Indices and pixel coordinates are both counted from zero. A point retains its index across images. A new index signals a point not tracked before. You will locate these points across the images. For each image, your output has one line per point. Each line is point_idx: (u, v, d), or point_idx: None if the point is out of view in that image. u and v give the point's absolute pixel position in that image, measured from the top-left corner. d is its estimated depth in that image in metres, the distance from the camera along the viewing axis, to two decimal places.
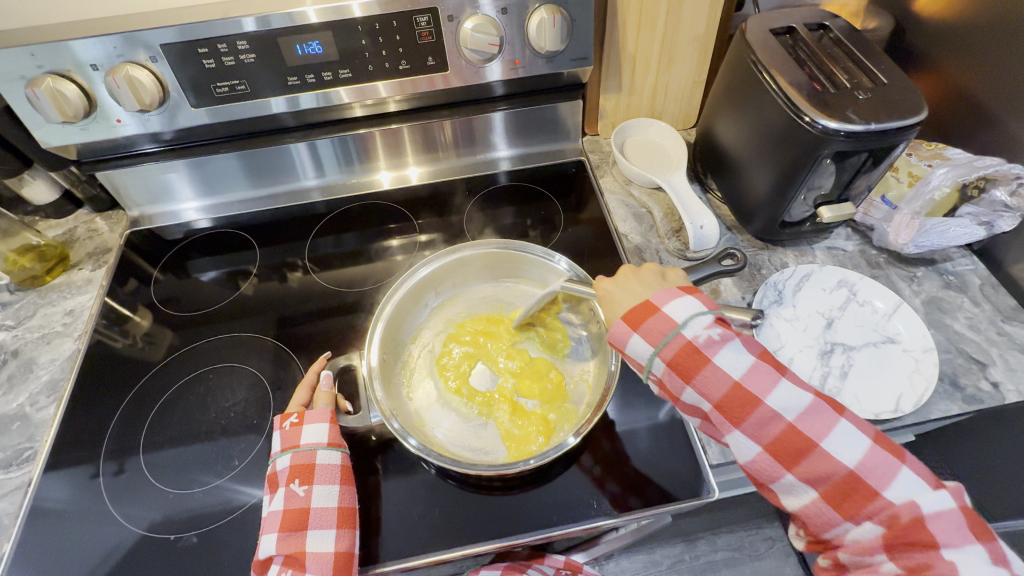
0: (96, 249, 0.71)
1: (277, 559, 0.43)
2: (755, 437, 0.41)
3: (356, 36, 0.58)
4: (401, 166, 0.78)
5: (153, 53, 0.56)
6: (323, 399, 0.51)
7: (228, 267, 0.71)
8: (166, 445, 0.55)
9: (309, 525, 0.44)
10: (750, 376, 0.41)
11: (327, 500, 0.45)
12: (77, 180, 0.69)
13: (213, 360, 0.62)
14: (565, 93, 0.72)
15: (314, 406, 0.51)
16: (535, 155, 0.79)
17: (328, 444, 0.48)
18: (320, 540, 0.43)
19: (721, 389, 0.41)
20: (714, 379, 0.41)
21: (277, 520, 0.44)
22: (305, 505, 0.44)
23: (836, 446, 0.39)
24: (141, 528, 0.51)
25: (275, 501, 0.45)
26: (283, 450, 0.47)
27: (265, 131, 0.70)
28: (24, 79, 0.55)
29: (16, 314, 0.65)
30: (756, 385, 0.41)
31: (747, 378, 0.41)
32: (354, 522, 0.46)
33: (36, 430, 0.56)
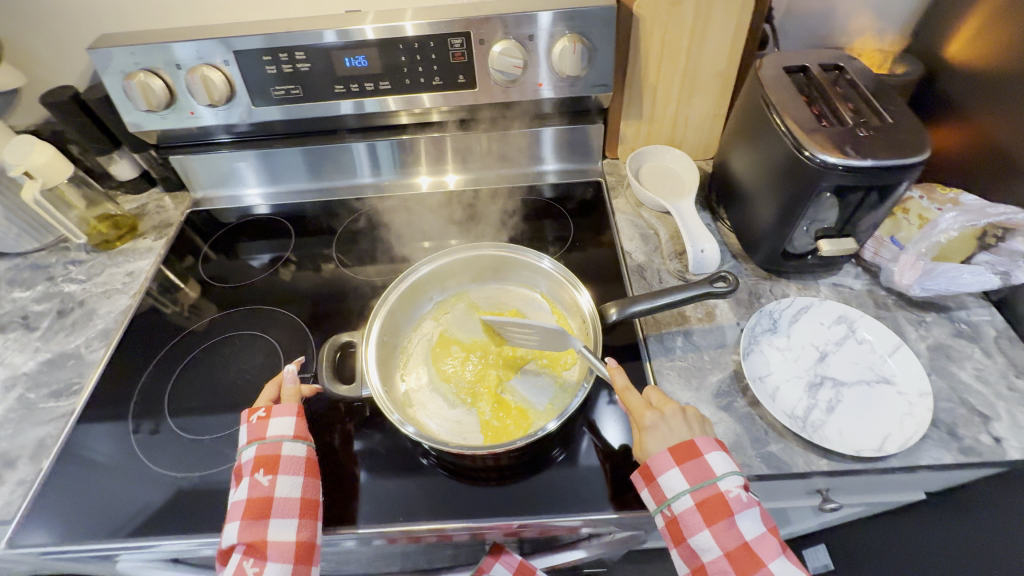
0: (160, 223, 0.81)
1: (239, 547, 0.45)
2: None
3: (397, 53, 0.65)
4: (440, 173, 0.84)
5: (227, 58, 0.65)
6: (289, 396, 0.54)
7: (273, 251, 0.79)
8: (190, 396, 0.62)
9: (272, 516, 0.46)
10: (757, 540, 0.42)
11: (291, 489, 0.48)
12: (154, 163, 0.80)
13: (243, 331, 0.69)
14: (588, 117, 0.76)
15: (280, 402, 0.54)
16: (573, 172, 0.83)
17: (294, 437, 0.51)
18: (282, 528, 0.46)
19: (737, 547, 0.41)
20: (722, 533, 0.42)
21: (241, 509, 0.46)
22: (270, 496, 0.47)
23: None
24: (154, 466, 0.57)
25: (241, 491, 0.47)
26: (250, 442, 0.50)
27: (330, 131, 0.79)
28: (122, 73, 0.66)
29: (87, 270, 0.75)
30: (761, 549, 0.41)
31: (757, 543, 0.41)
32: (316, 513, 0.49)
33: (85, 369, 0.65)
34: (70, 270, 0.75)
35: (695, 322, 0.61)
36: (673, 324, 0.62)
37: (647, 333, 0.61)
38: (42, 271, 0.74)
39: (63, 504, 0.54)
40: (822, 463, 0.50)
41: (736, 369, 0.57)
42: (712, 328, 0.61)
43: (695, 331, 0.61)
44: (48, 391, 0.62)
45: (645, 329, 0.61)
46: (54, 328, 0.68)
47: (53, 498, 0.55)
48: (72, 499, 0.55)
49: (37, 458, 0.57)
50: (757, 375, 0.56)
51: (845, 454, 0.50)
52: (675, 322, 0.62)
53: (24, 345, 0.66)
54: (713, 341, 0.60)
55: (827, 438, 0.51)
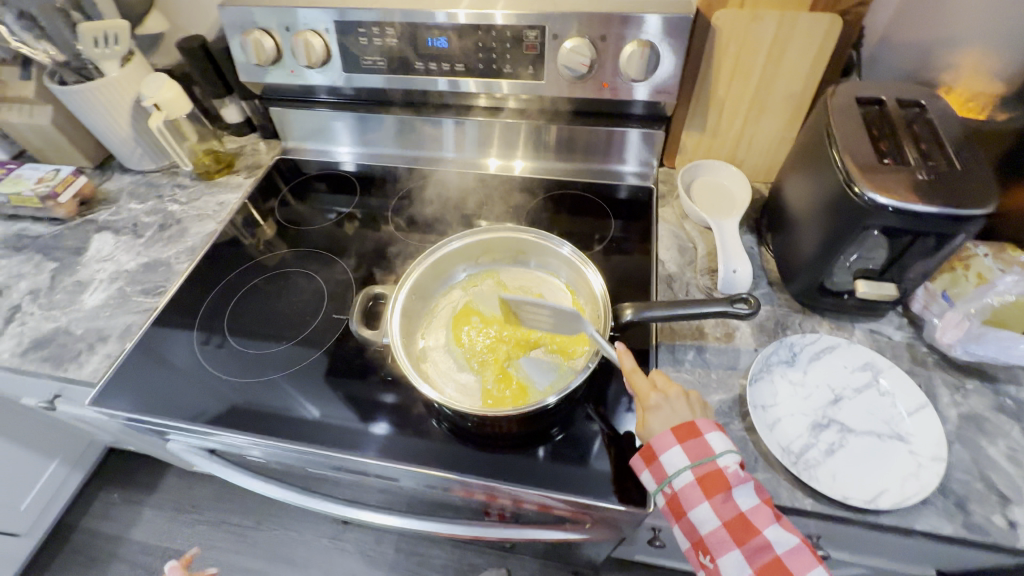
0: (252, 164, 0.92)
1: None
2: None
3: (476, 39, 0.70)
4: (508, 157, 0.88)
5: (328, 27, 0.73)
6: None
7: (344, 208, 0.87)
8: (247, 316, 0.71)
9: None
10: (753, 511, 0.43)
11: None
12: (257, 112, 0.91)
13: (301, 271, 0.77)
14: (651, 122, 0.77)
15: None
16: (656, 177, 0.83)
17: None
18: None
19: (735, 518, 0.43)
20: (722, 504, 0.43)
21: None
22: None
23: None
24: (214, 370, 0.66)
25: None
26: None
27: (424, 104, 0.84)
28: (241, 29, 0.75)
29: (188, 194, 0.86)
30: (756, 519, 0.43)
31: (752, 512, 0.43)
32: None
33: (171, 276, 0.75)
34: (176, 192, 0.87)
35: (712, 339, 0.61)
36: (688, 337, 0.62)
37: (660, 340, 0.62)
38: (154, 189, 0.87)
39: (130, 380, 0.65)
40: (806, 502, 0.49)
41: (740, 393, 0.57)
42: (728, 348, 0.60)
43: (709, 348, 0.61)
44: (142, 289, 0.73)
45: (659, 336, 0.62)
46: (155, 238, 0.80)
47: (121, 373, 0.65)
48: (137, 378, 0.65)
49: (122, 339, 0.68)
50: (760, 403, 0.55)
51: (832, 498, 0.48)
52: (691, 335, 0.62)
53: (130, 248, 0.78)
54: (725, 361, 0.59)
55: (817, 478, 0.50)
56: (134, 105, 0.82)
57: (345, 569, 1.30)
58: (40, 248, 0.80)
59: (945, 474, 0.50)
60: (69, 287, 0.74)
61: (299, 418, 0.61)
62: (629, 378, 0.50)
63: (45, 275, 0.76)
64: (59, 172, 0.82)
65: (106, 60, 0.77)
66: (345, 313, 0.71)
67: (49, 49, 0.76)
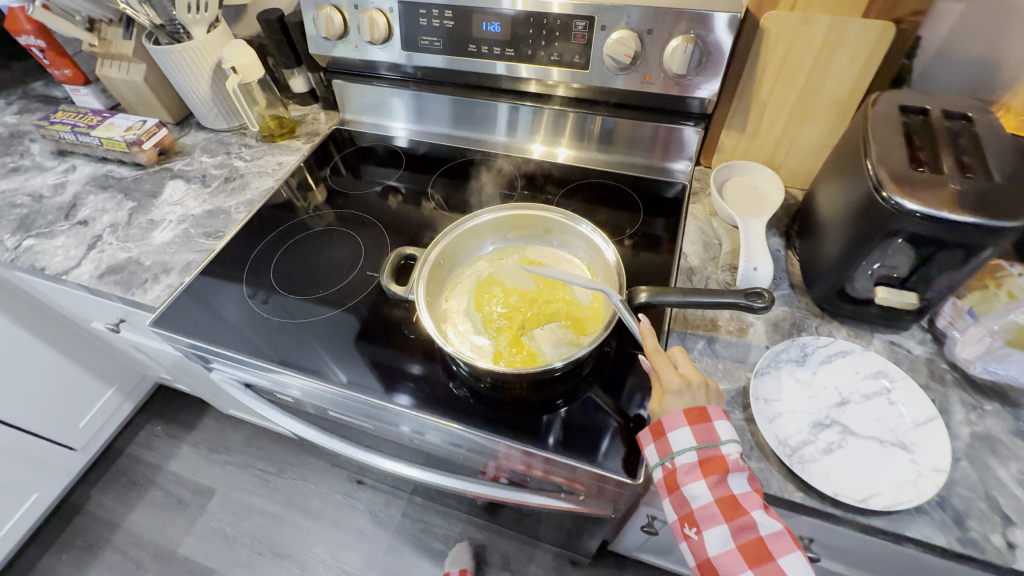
0: (311, 131, 0.99)
1: None
2: (747, 556, 0.43)
3: (527, 26, 0.73)
4: (554, 145, 0.91)
5: (392, 7, 0.78)
6: None
7: (391, 182, 0.92)
8: (291, 265, 0.78)
9: None
10: (744, 495, 0.45)
11: None
12: (320, 84, 0.99)
13: (347, 234, 0.82)
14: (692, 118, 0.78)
15: None
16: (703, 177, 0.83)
17: None
18: None
19: (727, 499, 0.44)
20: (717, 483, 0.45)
21: None
22: None
23: (792, 568, 0.42)
24: (260, 311, 0.72)
25: None
26: None
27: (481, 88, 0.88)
28: (315, 4, 0.82)
29: (252, 152, 0.94)
30: (746, 502, 0.44)
31: (744, 496, 0.45)
32: None
33: (229, 224, 0.82)
34: (243, 150, 0.95)
35: (724, 332, 0.63)
36: (700, 328, 0.64)
37: (672, 327, 0.64)
38: (224, 146, 0.96)
39: (183, 307, 0.72)
40: (796, 494, 0.50)
41: (745, 385, 0.58)
42: (738, 342, 0.61)
43: (720, 340, 0.62)
44: (205, 231, 0.81)
45: (671, 323, 0.64)
46: (220, 189, 0.88)
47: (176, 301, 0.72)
48: (189, 307, 0.72)
49: (184, 273, 0.75)
50: (762, 396, 0.56)
51: (822, 493, 0.49)
52: (703, 326, 0.63)
53: (198, 196, 0.87)
54: (734, 354, 0.60)
55: (810, 473, 0.50)
56: (215, 69, 0.90)
57: (354, 526, 1.37)
58: (123, 189, 0.89)
59: (946, 488, 0.49)
60: (143, 224, 0.83)
61: (328, 381, 0.64)
62: (650, 357, 0.51)
63: (124, 212, 0.85)
64: (145, 123, 0.91)
65: (194, 25, 0.85)
66: (378, 272, 0.76)
67: (148, 12, 0.85)
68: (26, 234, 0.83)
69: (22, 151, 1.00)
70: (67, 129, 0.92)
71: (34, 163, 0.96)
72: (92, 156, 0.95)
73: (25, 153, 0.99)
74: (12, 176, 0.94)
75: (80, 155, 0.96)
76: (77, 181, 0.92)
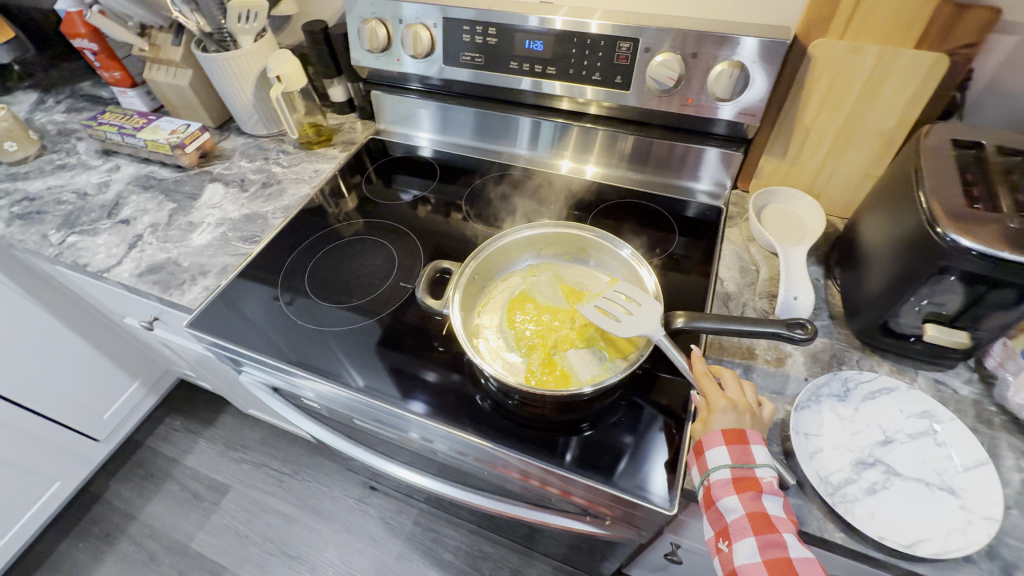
0: (348, 141, 1.00)
1: None
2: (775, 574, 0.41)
3: (569, 46, 0.74)
4: (582, 161, 0.91)
5: (436, 22, 0.79)
6: None
7: (420, 192, 0.92)
8: (324, 271, 0.78)
9: None
10: (779, 518, 0.43)
11: None
12: (358, 94, 1.00)
13: (377, 242, 0.82)
14: (718, 140, 0.78)
15: None
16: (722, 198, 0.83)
17: None
18: None
19: (759, 517, 0.43)
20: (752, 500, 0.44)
21: None
22: None
23: None
24: (291, 313, 0.72)
25: None
26: None
27: (507, 102, 0.89)
28: (360, 18, 0.83)
29: (290, 159, 0.96)
30: (780, 524, 0.43)
31: (778, 517, 0.43)
32: None
33: (266, 228, 0.83)
34: (280, 156, 0.96)
35: (761, 361, 0.62)
36: (737, 356, 0.63)
37: (707, 354, 0.63)
38: (263, 152, 0.98)
39: (219, 309, 0.73)
40: (836, 534, 0.49)
41: (783, 418, 0.57)
42: (776, 373, 0.60)
43: (757, 369, 0.61)
44: (243, 235, 0.82)
45: (707, 349, 0.63)
46: (258, 194, 0.89)
47: (213, 301, 0.73)
48: (224, 309, 0.73)
49: (220, 276, 0.76)
50: (803, 430, 0.54)
51: (865, 535, 0.48)
52: (740, 354, 0.62)
53: (235, 200, 0.88)
54: (772, 384, 0.59)
55: (852, 513, 0.49)
56: (259, 77, 0.92)
57: (366, 532, 1.37)
58: (164, 190, 0.91)
59: (995, 536, 0.47)
60: (182, 226, 0.84)
61: (346, 384, 0.64)
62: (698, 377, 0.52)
63: (164, 212, 0.87)
64: (188, 127, 0.93)
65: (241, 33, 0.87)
66: (410, 283, 0.75)
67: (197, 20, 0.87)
68: (70, 230, 0.85)
69: (68, 148, 1.03)
70: (114, 130, 0.95)
71: (79, 161, 0.99)
72: (135, 156, 0.98)
73: (71, 151, 1.02)
74: (59, 172, 0.97)
75: (123, 155, 0.99)
76: (120, 181, 0.94)
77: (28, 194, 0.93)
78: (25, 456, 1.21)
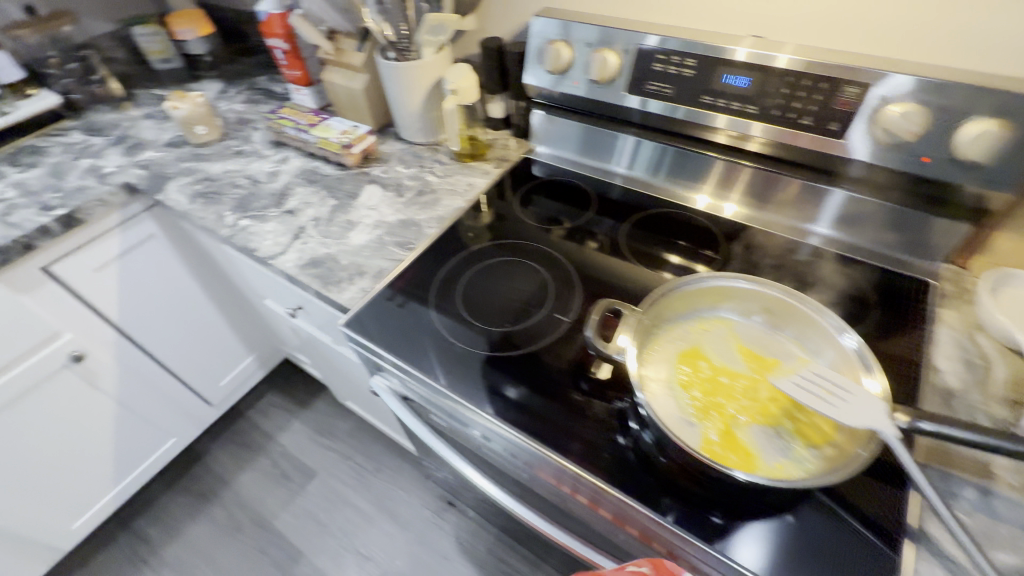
0: (501, 157, 0.98)
1: None
2: None
3: (780, 85, 0.67)
4: (721, 198, 0.85)
5: (628, 48, 0.76)
6: None
7: (553, 218, 0.88)
8: (476, 291, 0.75)
9: None
10: None
11: None
12: (518, 112, 0.99)
13: (528, 266, 0.78)
14: (851, 183, 0.73)
15: None
16: (844, 245, 0.77)
17: None
18: None
19: None
20: None
21: None
22: None
23: None
24: (444, 329, 0.71)
25: None
26: None
27: (666, 132, 0.84)
28: (545, 39, 0.82)
29: (444, 170, 0.96)
30: None
31: None
32: None
33: (421, 237, 0.83)
34: (435, 166, 0.97)
35: (1005, 486, 0.50)
36: (969, 472, 0.52)
37: (928, 462, 0.52)
38: (419, 160, 0.99)
39: (377, 316, 0.73)
40: None
41: None
42: None
43: (999, 494, 0.50)
44: (398, 241, 0.82)
45: (927, 456, 0.52)
46: (413, 201, 0.90)
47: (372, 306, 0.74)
48: (381, 317, 0.72)
49: (377, 279, 0.77)
50: None
51: None
52: (974, 470, 0.51)
53: (392, 204, 0.89)
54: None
55: None
56: (431, 88, 0.94)
57: (439, 549, 1.33)
58: (327, 186, 0.95)
59: None
60: (342, 223, 0.87)
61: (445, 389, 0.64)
62: None
63: (327, 208, 0.90)
64: (357, 129, 0.97)
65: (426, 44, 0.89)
66: (566, 315, 0.71)
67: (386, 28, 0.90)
68: (243, 214, 0.90)
69: (246, 136, 1.11)
70: (291, 125, 1.01)
71: (254, 150, 1.06)
72: (303, 150, 1.03)
73: (247, 139, 1.10)
74: (237, 158, 1.04)
75: (293, 148, 1.05)
76: (288, 172, 0.99)
77: (210, 175, 1.00)
78: (154, 410, 1.31)
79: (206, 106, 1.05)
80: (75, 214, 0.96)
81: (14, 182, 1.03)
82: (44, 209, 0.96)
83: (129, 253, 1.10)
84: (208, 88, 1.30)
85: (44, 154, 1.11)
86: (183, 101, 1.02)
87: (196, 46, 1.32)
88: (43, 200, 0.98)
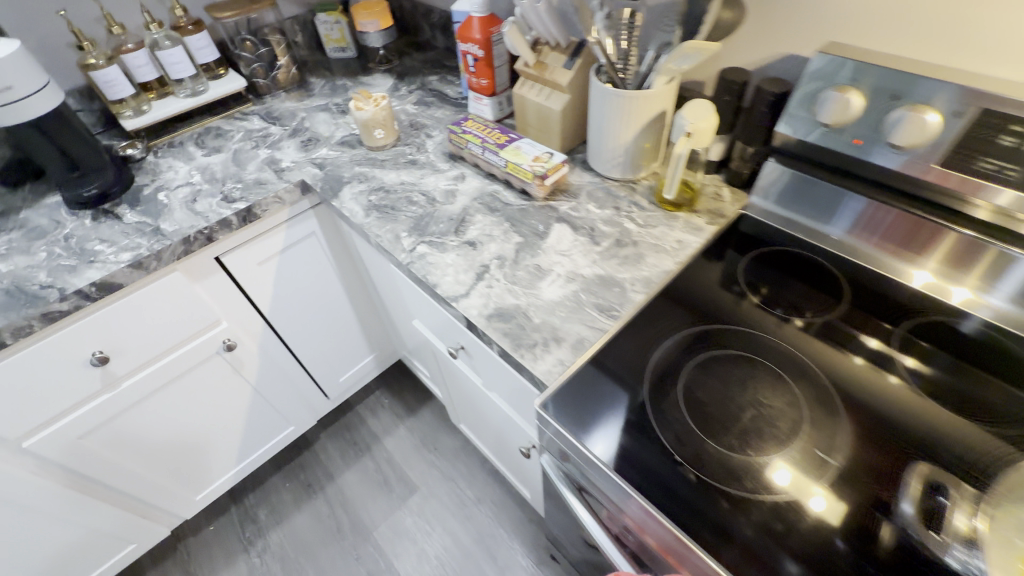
0: (715, 210, 0.82)
1: None
2: None
3: None
4: (946, 279, 0.69)
5: (960, 109, 0.56)
6: None
7: (786, 304, 0.71)
8: (701, 391, 0.60)
9: None
10: None
11: None
12: (744, 159, 0.82)
13: (769, 370, 0.62)
14: None
15: None
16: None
17: None
18: None
19: None
20: None
21: None
22: None
23: None
24: (661, 435, 0.57)
25: None
26: None
27: (942, 208, 0.65)
28: (828, 81, 0.65)
29: (646, 218, 0.82)
30: None
31: None
32: None
33: (625, 303, 0.70)
34: (634, 210, 0.84)
35: None
36: None
37: None
38: (614, 199, 0.86)
39: (578, 402, 0.60)
40: None
41: None
42: None
43: None
44: (598, 304, 0.70)
45: None
46: (612, 252, 0.77)
47: (574, 388, 0.62)
48: (584, 405, 0.60)
49: (576, 351, 0.65)
50: None
51: None
52: None
53: (587, 252, 0.77)
54: None
55: None
56: (651, 120, 0.79)
57: None
58: (510, 217, 0.85)
59: None
60: (530, 269, 0.76)
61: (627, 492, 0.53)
62: None
63: (511, 245, 0.80)
64: (552, 157, 0.85)
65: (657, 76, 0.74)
66: (833, 457, 0.53)
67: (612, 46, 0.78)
68: (421, 238, 0.83)
69: (420, 144, 1.04)
70: (477, 142, 0.92)
71: (429, 161, 0.99)
72: (482, 170, 0.94)
73: (422, 147, 1.03)
74: (412, 168, 0.98)
75: (470, 166, 0.96)
76: (466, 194, 0.91)
77: (385, 185, 0.95)
78: (282, 399, 1.31)
79: (388, 110, 0.99)
80: (253, 209, 0.94)
81: (200, 166, 1.04)
82: (226, 201, 0.95)
83: (290, 249, 1.08)
84: (381, 84, 1.26)
85: (226, 138, 1.12)
86: (369, 103, 0.97)
87: (376, 39, 1.26)
88: (225, 190, 0.98)
